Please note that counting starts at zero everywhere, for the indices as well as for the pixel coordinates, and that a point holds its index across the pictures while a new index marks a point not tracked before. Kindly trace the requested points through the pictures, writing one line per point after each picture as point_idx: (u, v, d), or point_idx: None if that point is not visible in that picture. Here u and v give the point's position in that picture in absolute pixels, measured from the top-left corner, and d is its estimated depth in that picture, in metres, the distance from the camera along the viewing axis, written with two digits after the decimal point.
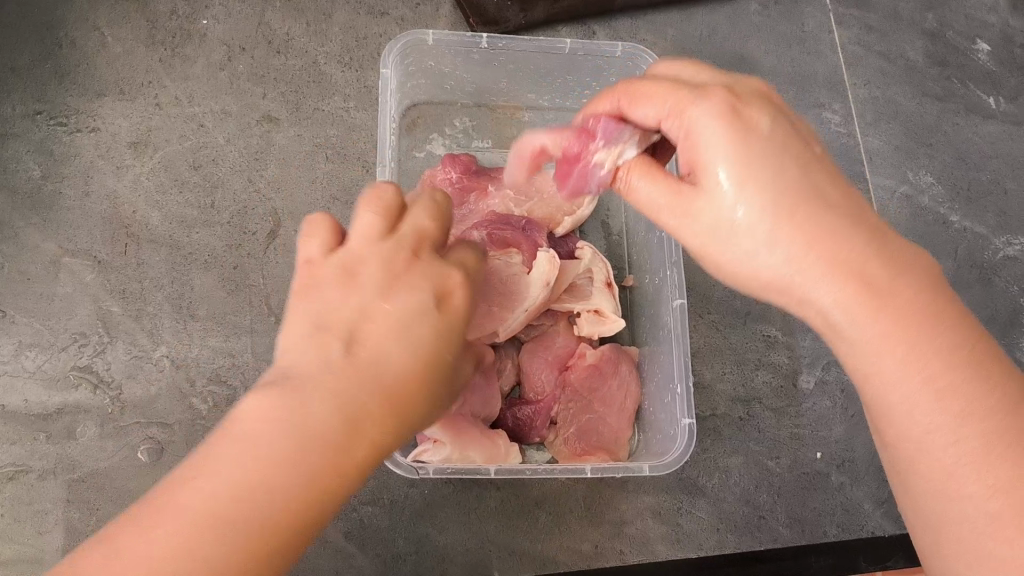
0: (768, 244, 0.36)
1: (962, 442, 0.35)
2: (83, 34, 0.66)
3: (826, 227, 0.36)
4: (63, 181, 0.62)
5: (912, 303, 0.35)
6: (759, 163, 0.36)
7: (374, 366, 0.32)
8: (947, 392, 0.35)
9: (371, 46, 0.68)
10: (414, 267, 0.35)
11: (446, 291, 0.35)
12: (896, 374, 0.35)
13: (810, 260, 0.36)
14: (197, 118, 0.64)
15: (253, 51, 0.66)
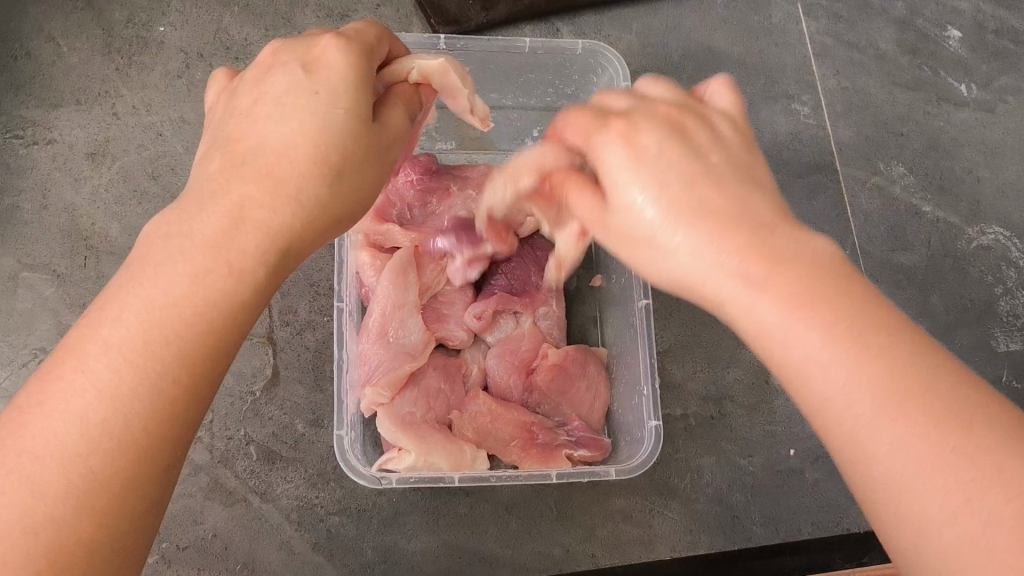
0: (677, 251, 0.32)
1: (883, 413, 0.29)
2: (39, 45, 0.65)
3: (731, 225, 0.32)
4: (21, 195, 0.61)
5: (827, 287, 0.30)
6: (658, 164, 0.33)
7: (259, 160, 0.33)
8: (865, 361, 0.29)
9: None
10: (295, 53, 0.35)
11: (322, 62, 0.35)
12: (801, 360, 0.30)
13: (729, 261, 0.31)
14: (156, 127, 0.64)
15: (211, 58, 0.65)
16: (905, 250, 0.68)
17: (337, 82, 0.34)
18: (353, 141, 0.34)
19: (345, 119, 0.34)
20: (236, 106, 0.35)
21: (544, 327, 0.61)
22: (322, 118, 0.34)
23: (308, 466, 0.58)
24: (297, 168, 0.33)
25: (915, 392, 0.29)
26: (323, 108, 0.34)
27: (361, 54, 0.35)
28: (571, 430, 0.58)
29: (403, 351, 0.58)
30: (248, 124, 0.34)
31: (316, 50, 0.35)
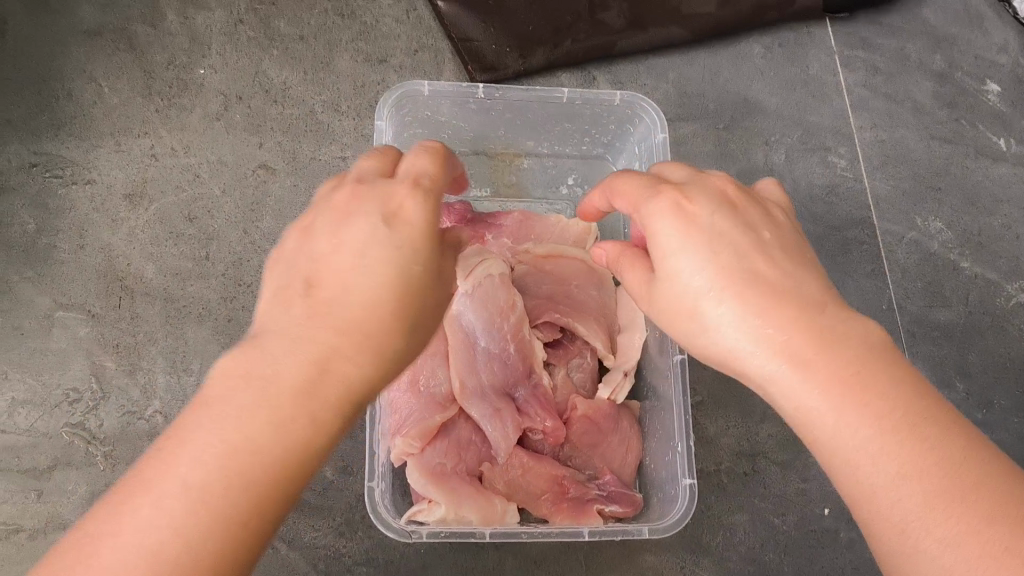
0: (727, 326, 0.37)
1: (897, 478, 0.33)
2: (81, 85, 0.65)
3: (779, 302, 0.36)
4: (58, 235, 0.61)
5: (862, 359, 0.35)
6: (720, 250, 0.37)
7: (338, 308, 0.34)
8: (885, 429, 0.33)
9: (370, 94, 0.67)
10: (378, 194, 0.36)
11: (403, 214, 0.35)
12: (818, 421, 0.35)
13: (772, 333, 0.36)
14: (193, 169, 0.64)
15: (250, 101, 0.66)
16: (942, 307, 0.67)
17: (419, 241, 0.35)
18: (421, 297, 0.36)
19: (419, 276, 0.35)
20: (312, 246, 0.36)
21: (576, 379, 0.61)
22: (401, 270, 0.35)
23: (336, 514, 0.57)
24: (371, 319, 0.34)
25: (929, 462, 0.33)
26: (400, 262, 0.35)
27: (437, 207, 0.36)
28: (603, 484, 0.58)
29: (435, 400, 0.57)
30: (331, 268, 0.35)
31: (398, 202, 0.36)
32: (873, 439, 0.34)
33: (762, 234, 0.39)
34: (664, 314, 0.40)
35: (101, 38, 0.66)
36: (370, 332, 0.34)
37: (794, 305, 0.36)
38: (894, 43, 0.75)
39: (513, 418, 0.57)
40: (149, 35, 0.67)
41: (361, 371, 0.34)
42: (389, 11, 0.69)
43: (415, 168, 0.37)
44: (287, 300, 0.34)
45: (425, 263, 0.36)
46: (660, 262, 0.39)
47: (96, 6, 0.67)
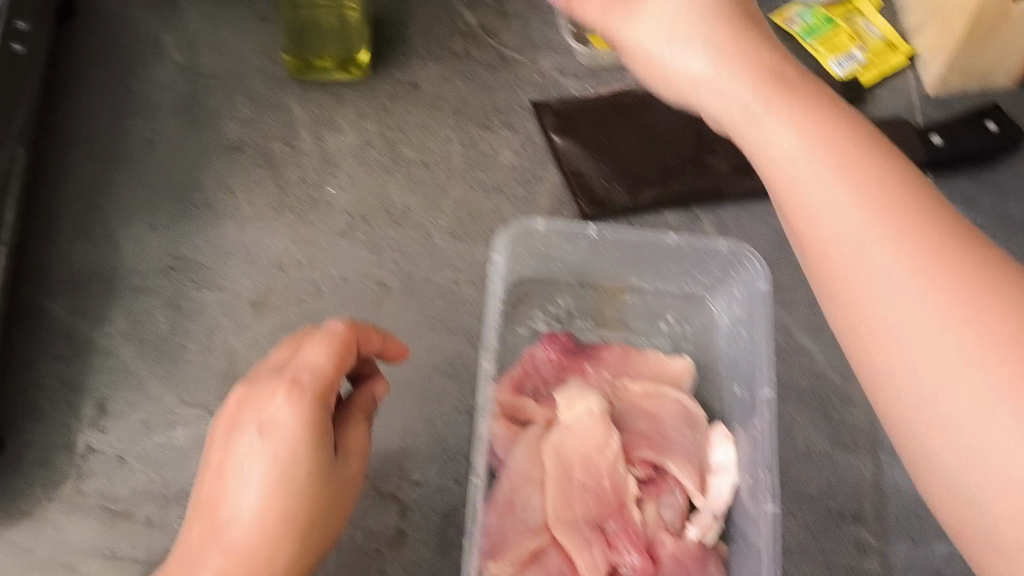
0: (751, 102, 0.47)
1: (941, 303, 0.39)
2: (219, 196, 0.70)
3: (814, 132, 0.45)
4: (188, 336, 0.65)
5: (904, 197, 0.42)
6: (731, 58, 0.49)
7: (234, 504, 0.46)
8: (927, 266, 0.40)
9: (484, 222, 0.71)
10: (259, 404, 0.48)
11: (273, 419, 0.47)
12: (871, 253, 0.41)
13: (775, 122, 0.46)
14: (316, 283, 0.68)
15: (373, 221, 0.70)
16: None
17: (289, 438, 0.46)
18: (313, 483, 0.47)
19: (307, 469, 0.47)
20: (222, 455, 0.48)
21: (667, 517, 0.62)
22: (287, 459, 0.46)
23: None
24: (262, 510, 0.46)
25: (961, 272, 0.39)
26: (279, 457, 0.46)
27: (309, 408, 0.47)
28: None
29: (528, 526, 0.59)
30: (230, 479, 0.47)
31: (268, 411, 0.47)
32: (863, 215, 0.42)
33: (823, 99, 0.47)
34: (680, 96, 0.51)
35: (241, 152, 0.71)
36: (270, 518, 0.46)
37: (789, 91, 0.47)
38: (996, 200, 0.76)
39: (603, 552, 0.59)
40: (285, 152, 0.71)
41: (265, 553, 0.45)
42: (507, 144, 0.74)
43: (302, 369, 0.48)
44: (205, 502, 0.47)
45: (311, 444, 0.47)
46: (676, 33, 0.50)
47: (240, 122, 0.72)
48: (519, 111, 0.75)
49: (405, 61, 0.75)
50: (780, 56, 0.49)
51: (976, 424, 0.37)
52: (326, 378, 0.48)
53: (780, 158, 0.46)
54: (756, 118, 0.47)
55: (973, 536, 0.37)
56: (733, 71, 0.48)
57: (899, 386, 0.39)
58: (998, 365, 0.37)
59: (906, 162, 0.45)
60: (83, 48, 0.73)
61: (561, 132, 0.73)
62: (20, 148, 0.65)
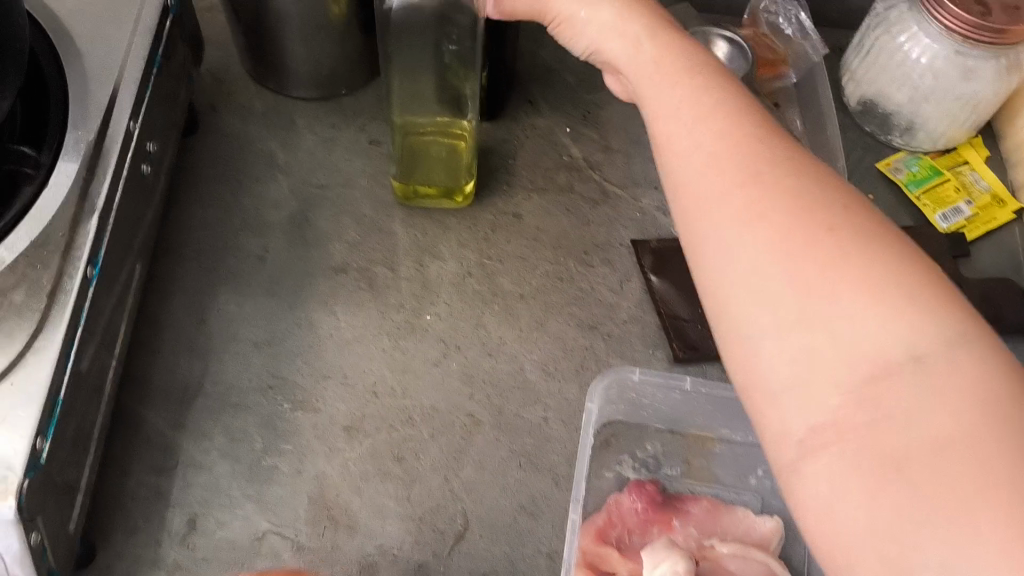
0: (660, 90, 0.49)
1: (822, 285, 0.39)
2: (320, 317, 0.71)
3: (705, 108, 0.47)
4: (280, 457, 0.66)
5: (788, 171, 0.43)
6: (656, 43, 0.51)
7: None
8: (802, 245, 0.40)
9: (577, 359, 0.71)
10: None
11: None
12: (745, 242, 0.41)
13: (677, 103, 0.48)
14: (408, 410, 0.69)
15: (467, 351, 0.71)
16: None
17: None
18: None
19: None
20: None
21: None
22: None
23: None
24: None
25: (839, 247, 0.40)
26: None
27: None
28: None
29: None
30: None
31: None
32: (740, 200, 0.42)
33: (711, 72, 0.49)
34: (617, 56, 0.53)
35: (344, 274, 0.73)
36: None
37: (688, 68, 0.49)
38: None
39: None
40: (386, 277, 0.73)
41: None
42: (605, 280, 0.74)
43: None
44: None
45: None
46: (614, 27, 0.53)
47: (345, 244, 0.74)
48: (618, 247, 0.75)
49: (509, 192, 0.77)
50: (677, 34, 0.51)
51: (823, 393, 0.38)
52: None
53: (673, 132, 0.47)
54: (655, 89, 0.49)
55: (795, 483, 0.38)
56: (645, 50, 0.51)
57: (743, 329, 0.41)
58: (852, 335, 0.38)
59: (777, 126, 0.46)
60: (202, 162, 0.77)
61: (659, 272, 0.74)
62: (138, 262, 0.67)
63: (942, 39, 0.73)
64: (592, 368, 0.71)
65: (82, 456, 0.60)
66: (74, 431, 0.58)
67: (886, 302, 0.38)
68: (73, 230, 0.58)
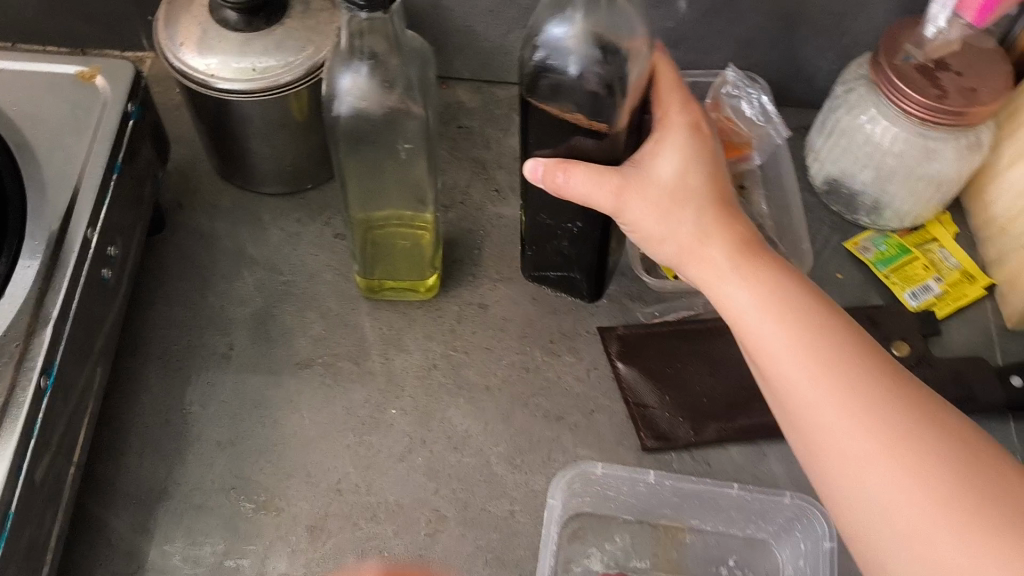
0: (753, 315, 0.56)
1: (941, 519, 0.45)
2: (285, 414, 0.71)
3: (803, 334, 0.53)
4: (243, 558, 0.66)
5: (897, 399, 0.50)
6: (748, 263, 0.58)
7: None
8: (919, 479, 0.47)
9: (543, 450, 0.70)
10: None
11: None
12: (870, 472, 0.48)
13: (776, 331, 0.54)
14: (372, 508, 0.68)
15: (432, 445, 0.70)
16: None
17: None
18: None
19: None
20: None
21: None
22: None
23: None
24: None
25: (951, 481, 0.46)
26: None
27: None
28: None
29: None
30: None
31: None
32: (859, 434, 0.49)
33: (801, 295, 0.55)
34: (705, 269, 0.59)
35: (310, 369, 0.73)
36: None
37: (783, 294, 0.55)
38: None
39: None
40: (352, 371, 0.73)
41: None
42: (572, 368, 0.74)
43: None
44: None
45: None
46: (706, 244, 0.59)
47: (311, 339, 0.74)
48: (585, 335, 0.75)
49: (474, 283, 0.77)
50: (766, 254, 0.58)
51: None
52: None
53: (775, 357, 0.54)
54: (754, 313, 0.56)
55: None
56: (739, 273, 0.57)
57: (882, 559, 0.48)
58: (969, 562, 0.44)
59: (875, 350, 0.53)
60: (169, 262, 0.77)
61: (627, 360, 0.73)
62: (101, 365, 0.67)
63: (900, 122, 0.74)
64: (558, 459, 0.70)
65: (37, 566, 0.59)
66: (27, 542, 0.57)
67: (995, 531, 0.44)
68: (28, 339, 0.59)
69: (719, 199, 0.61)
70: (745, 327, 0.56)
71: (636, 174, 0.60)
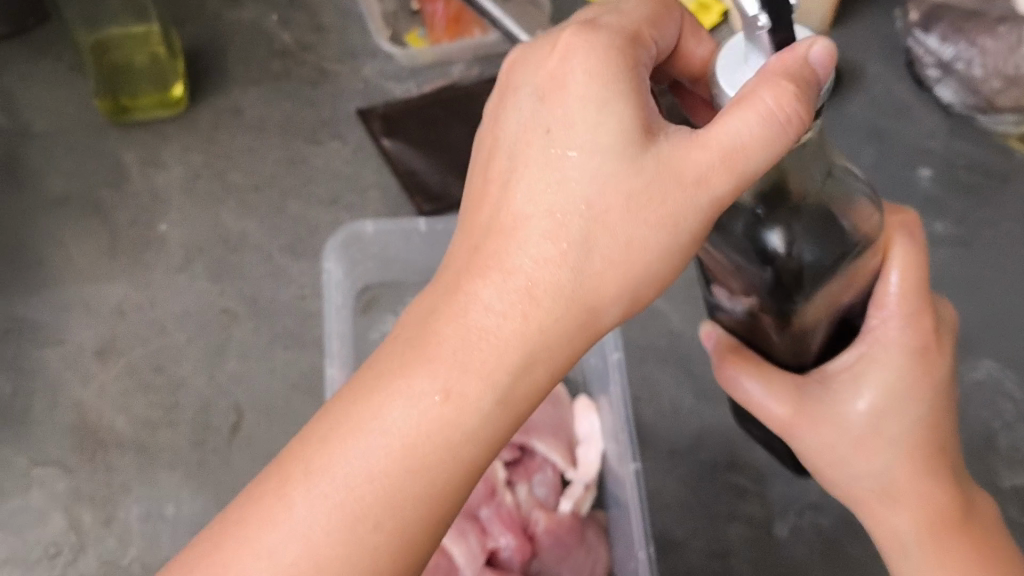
0: (896, 532, 0.49)
1: None
2: (50, 251, 0.68)
3: (939, 547, 0.48)
4: (33, 396, 0.64)
5: None
6: (903, 492, 0.48)
7: (481, 323, 0.36)
8: None
9: (322, 234, 0.70)
10: (518, 127, 0.38)
11: (643, 248, 0.36)
12: None
13: (916, 558, 0.48)
14: (160, 322, 0.67)
15: (211, 251, 0.69)
16: None
17: (583, 87, 0.36)
18: (619, 172, 0.35)
19: (618, 173, 0.35)
20: (243, 511, 0.37)
21: (539, 494, 0.62)
22: (559, 325, 0.36)
23: None
24: (509, 325, 0.36)
25: None
26: (633, 171, 0.35)
27: (630, 99, 0.36)
28: None
29: (477, 565, 0.58)
30: (462, 280, 0.37)
31: (558, 68, 0.37)
32: None
33: (958, 505, 0.48)
34: (877, 521, 0.49)
35: (67, 203, 0.70)
36: (404, 458, 0.35)
37: (931, 519, 0.48)
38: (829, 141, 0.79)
39: (519, 550, 0.60)
40: (113, 197, 0.70)
41: (392, 500, 0.35)
42: (338, 154, 0.73)
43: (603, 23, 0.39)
44: (271, 485, 0.37)
45: (578, 307, 0.36)
46: (868, 455, 0.48)
47: (63, 174, 0.71)
48: (346, 120, 0.75)
49: (225, 91, 0.75)
50: (942, 480, 0.48)
51: None
52: (619, 31, 0.38)
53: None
54: (888, 544, 0.49)
55: None
56: (882, 513, 0.49)
57: None
58: None
59: None
60: None
61: (390, 133, 0.72)
62: None
63: None
64: None
65: None
66: None
67: None
68: None
69: (903, 404, 0.48)
70: (888, 548, 0.49)
71: (815, 381, 0.49)
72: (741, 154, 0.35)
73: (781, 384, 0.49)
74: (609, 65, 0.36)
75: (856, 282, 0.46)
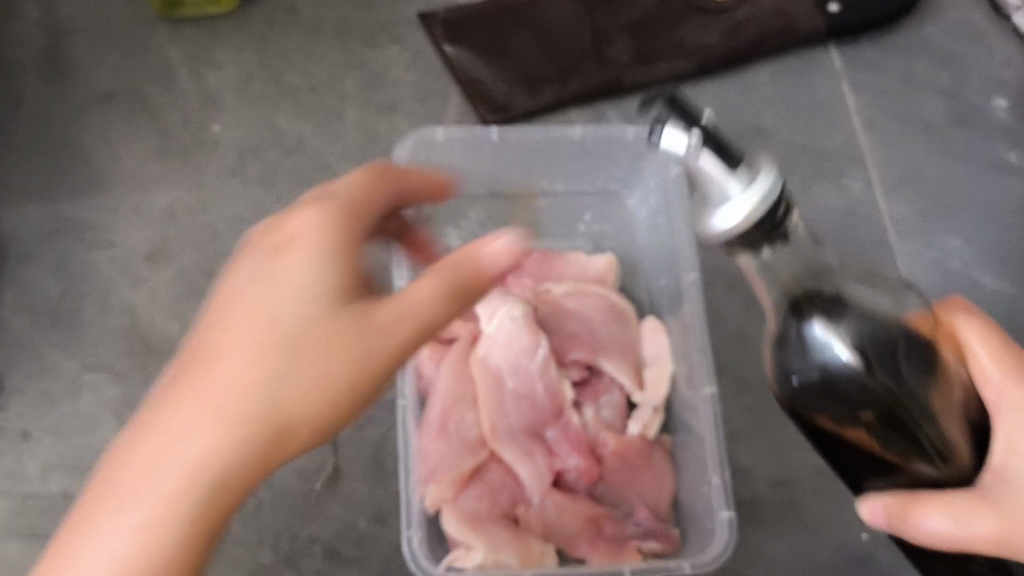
0: None
1: None
2: (97, 150, 0.66)
3: None
4: (82, 298, 0.62)
5: None
6: None
7: (163, 454, 0.33)
8: None
9: (383, 142, 0.67)
10: (234, 279, 0.36)
11: (294, 398, 0.34)
12: None
13: None
14: (213, 226, 0.64)
15: (266, 155, 0.66)
16: None
17: (300, 249, 0.35)
18: (287, 316, 0.35)
19: (319, 319, 0.35)
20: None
21: (606, 416, 0.61)
22: (249, 455, 0.34)
23: (373, 565, 0.56)
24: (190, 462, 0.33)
25: None
26: (281, 344, 0.34)
27: (333, 254, 0.35)
28: (638, 521, 0.57)
29: (540, 484, 0.57)
30: (184, 394, 0.34)
31: (289, 224, 0.36)
32: None
33: None
34: None
35: (114, 101, 0.67)
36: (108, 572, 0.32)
37: None
38: (900, 64, 0.75)
39: (582, 471, 0.58)
40: (164, 95, 0.68)
41: None
42: (397, 59, 0.70)
43: (335, 188, 0.38)
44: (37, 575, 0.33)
45: (268, 435, 0.34)
46: None
47: (109, 69, 0.68)
48: (406, 23, 0.71)
49: None
50: None
51: None
52: (357, 202, 0.38)
53: None
54: None
55: None
56: None
57: None
58: None
59: None
60: None
61: (453, 40, 0.69)
62: None
63: None
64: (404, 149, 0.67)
65: None
66: None
67: None
68: None
69: None
70: None
71: (990, 484, 0.37)
72: (400, 324, 0.35)
73: (964, 501, 0.36)
74: (336, 239, 0.36)
75: (958, 382, 0.39)
